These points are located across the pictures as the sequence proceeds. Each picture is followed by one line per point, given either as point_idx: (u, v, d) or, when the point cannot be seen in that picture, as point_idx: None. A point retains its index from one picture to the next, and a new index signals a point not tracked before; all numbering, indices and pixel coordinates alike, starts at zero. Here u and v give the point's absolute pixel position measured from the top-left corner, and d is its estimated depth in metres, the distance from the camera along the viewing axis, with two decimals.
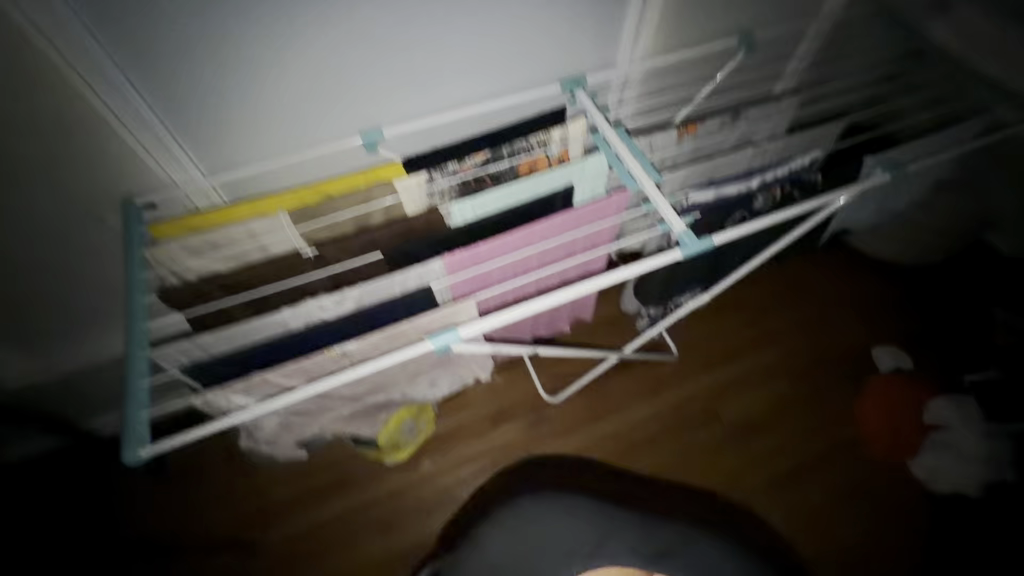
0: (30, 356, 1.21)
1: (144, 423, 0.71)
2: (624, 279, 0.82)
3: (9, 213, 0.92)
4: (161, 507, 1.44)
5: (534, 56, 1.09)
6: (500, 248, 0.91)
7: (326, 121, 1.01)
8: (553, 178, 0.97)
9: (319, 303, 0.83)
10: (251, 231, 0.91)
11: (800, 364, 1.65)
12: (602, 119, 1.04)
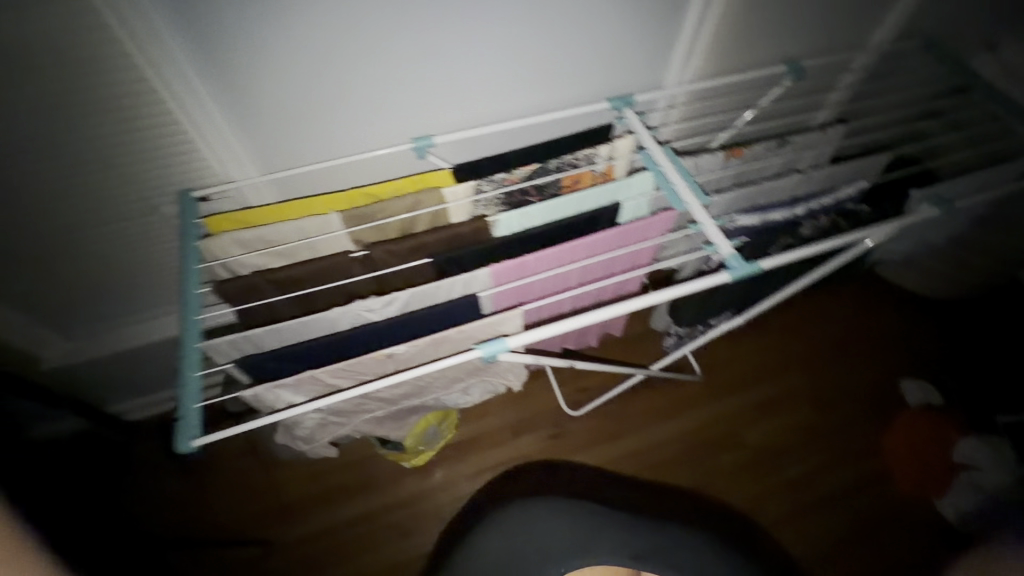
0: (70, 337, 1.23)
1: (196, 413, 0.72)
2: (670, 298, 0.85)
3: (67, 194, 0.94)
4: (181, 496, 1.45)
5: (586, 72, 1.09)
6: (545, 261, 0.92)
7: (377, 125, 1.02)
8: (600, 194, 0.97)
9: (366, 305, 0.83)
10: (301, 229, 0.93)
11: (826, 393, 1.62)
12: (650, 137, 1.04)
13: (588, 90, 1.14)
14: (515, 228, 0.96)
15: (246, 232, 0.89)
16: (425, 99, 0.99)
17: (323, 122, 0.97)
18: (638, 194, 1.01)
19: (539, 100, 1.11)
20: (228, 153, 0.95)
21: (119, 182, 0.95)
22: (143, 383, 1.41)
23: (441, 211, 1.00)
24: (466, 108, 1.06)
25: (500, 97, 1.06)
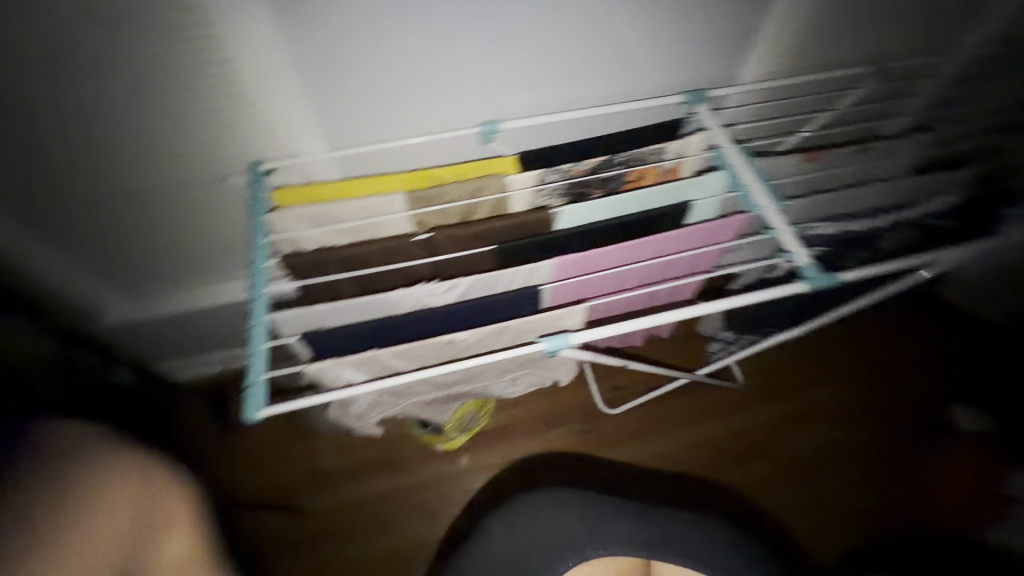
0: (128, 297, 1.25)
1: (263, 384, 0.73)
2: (740, 304, 0.84)
3: (139, 156, 0.94)
4: (215, 459, 1.47)
5: (660, 65, 1.05)
6: (611, 258, 0.89)
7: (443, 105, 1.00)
8: (669, 192, 0.94)
9: (429, 288, 0.83)
10: (365, 208, 0.93)
11: (874, 412, 1.56)
12: (725, 136, 0.99)
13: (659, 83, 1.10)
14: (580, 220, 0.95)
15: (313, 208, 0.90)
16: (495, 84, 0.97)
17: (389, 102, 0.95)
18: (708, 194, 0.97)
19: (610, 89, 1.07)
20: (298, 128, 0.95)
21: (194, 152, 0.96)
22: (192, 347, 1.45)
23: (504, 199, 0.99)
24: (536, 93, 1.03)
25: (571, 86, 1.03)
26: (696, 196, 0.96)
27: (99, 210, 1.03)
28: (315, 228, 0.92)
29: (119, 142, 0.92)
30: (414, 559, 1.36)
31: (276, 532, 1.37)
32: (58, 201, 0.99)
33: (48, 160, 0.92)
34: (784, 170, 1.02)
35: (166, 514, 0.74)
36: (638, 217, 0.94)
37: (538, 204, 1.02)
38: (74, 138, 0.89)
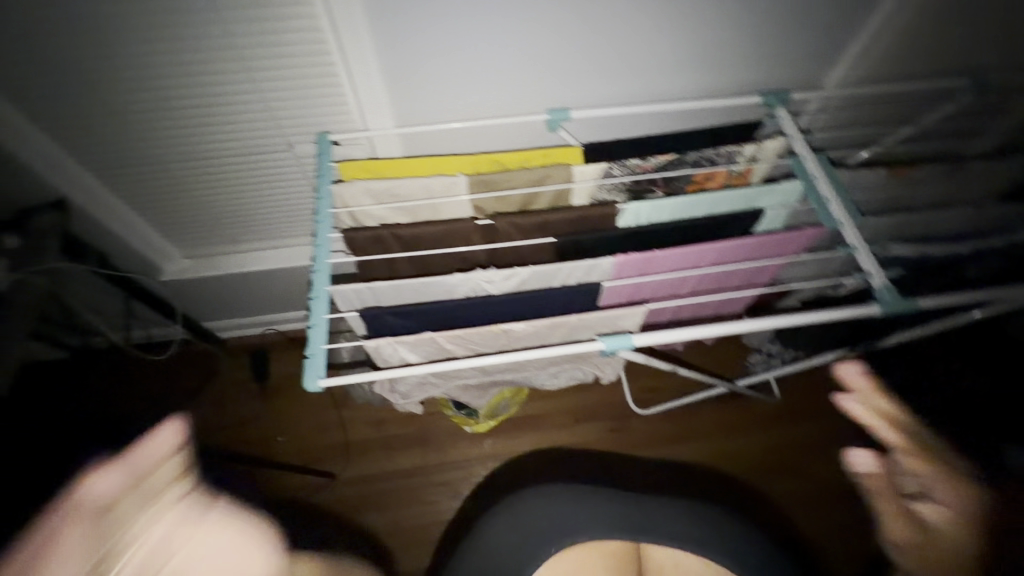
0: (184, 249, 1.28)
1: (322, 354, 0.75)
2: (809, 321, 0.80)
3: (211, 115, 0.94)
4: (245, 416, 1.47)
5: (741, 62, 1.00)
6: (674, 260, 0.87)
7: (514, 88, 0.96)
8: (739, 198, 0.92)
9: (488, 275, 0.83)
10: (428, 188, 0.92)
11: None
12: (804, 143, 0.95)
13: (737, 82, 1.05)
14: (638, 221, 0.93)
15: (377, 184, 0.90)
16: (568, 71, 0.95)
17: (458, 82, 0.93)
18: (778, 204, 0.94)
19: (687, 83, 1.02)
20: (368, 103, 0.94)
21: (269, 123, 0.97)
22: (240, 308, 1.50)
23: (567, 190, 0.96)
24: (609, 82, 0.99)
25: (645, 78, 1.00)
26: (766, 205, 0.93)
27: (173, 175, 1.06)
28: (378, 204, 0.92)
29: (198, 112, 0.93)
30: (432, 537, 1.37)
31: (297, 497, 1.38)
32: (136, 164, 1.02)
33: (130, 125, 0.94)
34: (864, 185, 0.96)
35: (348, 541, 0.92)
36: (706, 223, 0.90)
37: (598, 198, 1.00)
38: (157, 107, 0.91)
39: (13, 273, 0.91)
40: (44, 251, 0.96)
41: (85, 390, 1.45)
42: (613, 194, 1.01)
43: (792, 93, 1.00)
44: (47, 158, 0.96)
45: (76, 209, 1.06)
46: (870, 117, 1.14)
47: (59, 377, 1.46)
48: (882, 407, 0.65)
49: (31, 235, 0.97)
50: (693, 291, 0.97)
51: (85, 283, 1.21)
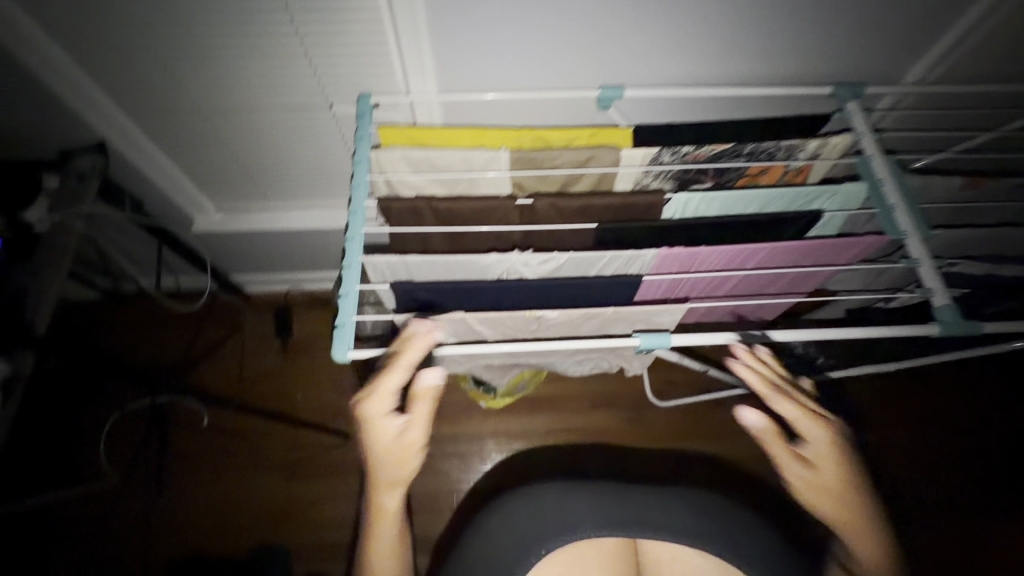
0: (217, 201, 1.28)
1: (352, 324, 0.73)
2: (863, 337, 0.75)
3: (250, 69, 0.91)
4: (267, 372, 1.50)
5: (813, 48, 0.93)
6: (719, 258, 0.82)
7: (566, 61, 0.91)
8: (794, 198, 0.86)
9: (524, 258, 0.81)
10: (467, 160, 0.89)
11: (944, 465, 1.45)
12: (875, 143, 0.88)
13: (805, 70, 0.98)
14: (682, 214, 0.87)
15: (417, 153, 0.87)
16: (625, 46, 0.89)
17: (509, 52, 0.88)
18: (838, 208, 0.88)
19: (753, 67, 0.95)
20: (414, 65, 0.89)
21: (310, 82, 0.94)
22: (267, 264, 1.50)
23: (612, 174, 0.92)
24: (669, 60, 0.92)
25: (707, 60, 0.93)
26: (824, 207, 0.88)
27: (211, 128, 1.04)
28: (415, 173, 0.89)
29: (239, 68, 0.90)
30: (442, 507, 1.39)
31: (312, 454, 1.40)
32: (175, 115, 1.00)
33: (171, 76, 0.91)
34: (935, 193, 0.89)
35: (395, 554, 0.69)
36: (762, 219, 0.84)
37: (642, 184, 0.94)
38: (197, 61, 0.88)
39: (52, 214, 0.92)
40: (83, 193, 0.95)
41: (116, 333, 1.49)
42: (658, 181, 0.95)
43: (867, 86, 0.92)
44: (87, 103, 0.95)
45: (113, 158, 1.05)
46: (949, 119, 1.05)
47: (94, 316, 1.51)
48: (766, 373, 0.76)
49: (70, 177, 0.97)
50: (731, 292, 0.95)
51: (119, 229, 1.22)
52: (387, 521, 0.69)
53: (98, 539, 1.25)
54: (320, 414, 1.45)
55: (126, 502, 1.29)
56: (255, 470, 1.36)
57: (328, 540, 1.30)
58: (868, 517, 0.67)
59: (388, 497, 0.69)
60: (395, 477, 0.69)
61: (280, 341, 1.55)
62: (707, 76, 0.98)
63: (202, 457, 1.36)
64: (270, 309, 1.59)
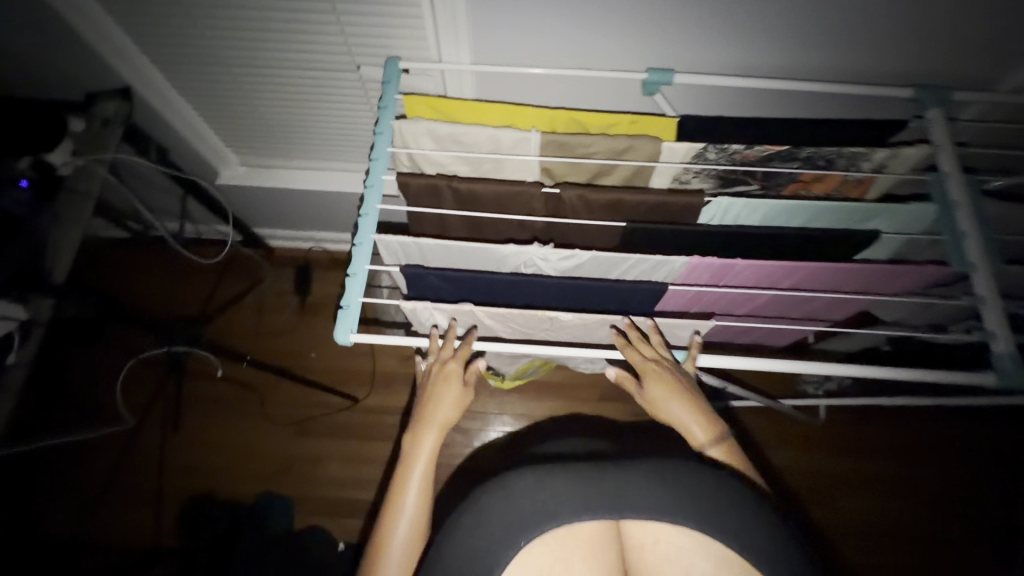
0: (243, 152, 1.25)
1: (357, 307, 0.71)
2: (904, 378, 0.68)
3: (276, 22, 0.85)
4: (283, 328, 1.51)
5: (896, 43, 0.81)
6: (755, 273, 0.76)
7: (614, 37, 0.82)
8: (849, 214, 0.78)
9: (543, 253, 0.76)
10: (495, 140, 0.82)
11: (963, 502, 1.38)
12: (954, 159, 0.77)
13: (883, 67, 0.86)
14: (721, 220, 0.82)
15: (443, 127, 0.81)
16: (680, 27, 0.80)
17: (551, 22, 0.80)
18: (896, 230, 0.80)
19: (824, 58, 0.85)
20: (447, 30, 0.82)
21: (337, 42, 0.89)
22: (290, 221, 1.49)
23: (649, 168, 0.84)
24: (730, 43, 0.83)
25: (771, 47, 0.83)
26: (881, 227, 0.80)
27: (237, 84, 1.01)
28: (439, 148, 0.84)
29: (265, 22, 0.85)
30: (440, 479, 1.40)
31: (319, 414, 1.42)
32: (201, 68, 0.97)
33: (200, 30, 0.88)
34: (1013, 223, 0.79)
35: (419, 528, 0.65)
36: (813, 234, 0.76)
37: (681, 181, 0.86)
38: (222, 11, 0.84)
39: (76, 158, 0.91)
40: (105, 141, 0.94)
41: (143, 276, 1.53)
42: (699, 180, 0.86)
43: (954, 92, 0.81)
44: (113, 47, 0.92)
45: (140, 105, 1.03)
46: None
47: (123, 255, 1.54)
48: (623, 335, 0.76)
49: (95, 121, 0.96)
50: (752, 311, 0.87)
51: (146, 176, 1.22)
52: (426, 459, 0.68)
53: (115, 470, 1.32)
54: (330, 375, 1.46)
55: (142, 440, 1.35)
56: (265, 421, 1.40)
57: (328, 496, 1.33)
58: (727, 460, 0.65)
59: (429, 439, 0.70)
60: (444, 425, 0.71)
61: (297, 299, 1.55)
62: (770, 66, 0.88)
63: (214, 404, 1.41)
64: (290, 266, 1.59)
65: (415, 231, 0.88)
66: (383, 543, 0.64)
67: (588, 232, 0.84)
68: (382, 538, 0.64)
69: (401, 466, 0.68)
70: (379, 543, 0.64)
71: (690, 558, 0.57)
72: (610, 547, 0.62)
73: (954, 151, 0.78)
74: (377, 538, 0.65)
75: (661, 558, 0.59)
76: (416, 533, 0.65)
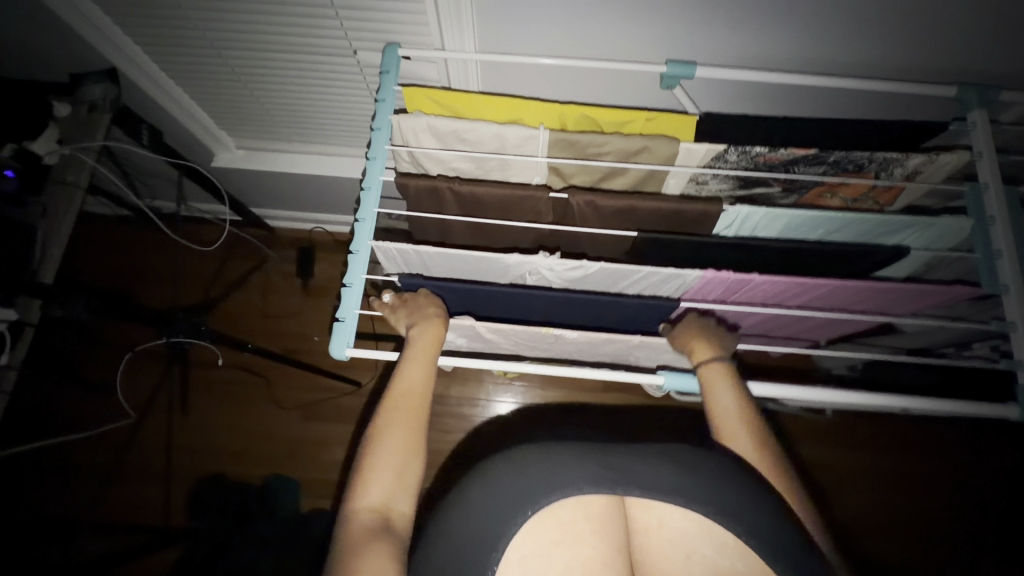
0: (239, 133, 1.20)
1: (354, 319, 0.67)
2: (918, 406, 0.67)
3: (265, 5, 0.79)
4: (285, 311, 1.50)
5: (941, 36, 0.74)
6: (767, 290, 0.73)
7: (630, 24, 0.75)
8: (874, 227, 0.74)
9: (550, 263, 0.73)
10: (500, 137, 0.77)
11: (965, 497, 1.37)
12: (996, 169, 0.71)
13: (923, 62, 0.79)
14: (737, 228, 0.76)
15: (444, 124, 0.75)
16: (704, 15, 0.73)
17: (560, 9, 0.73)
18: (922, 245, 0.76)
19: (858, 49, 0.77)
20: (449, 16, 0.76)
21: (332, 28, 0.83)
22: (291, 203, 1.45)
23: (663, 172, 0.79)
24: (758, 33, 0.75)
25: (802, 37, 0.76)
26: (907, 243, 0.76)
27: (228, 65, 0.95)
28: (440, 145, 0.79)
29: (255, 5, 0.80)
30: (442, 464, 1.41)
31: (320, 398, 1.42)
32: (189, 50, 0.92)
33: (186, 12, 0.83)
34: None
35: (406, 458, 0.57)
36: (838, 248, 0.71)
37: (695, 179, 0.81)
38: None
39: (63, 147, 0.88)
40: (94, 127, 0.90)
41: (147, 259, 1.52)
42: (717, 181, 0.82)
43: (1001, 92, 0.74)
44: (92, 25, 0.86)
45: (127, 85, 0.98)
46: None
47: (126, 235, 1.53)
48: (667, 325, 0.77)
49: (82, 106, 0.91)
50: (757, 324, 0.86)
51: (143, 159, 1.17)
52: (427, 340, 0.66)
53: (124, 453, 1.34)
54: (332, 361, 1.45)
55: (148, 431, 1.36)
56: (270, 405, 1.41)
57: (333, 479, 1.34)
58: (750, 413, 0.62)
59: (418, 364, 0.64)
60: (442, 317, 0.69)
61: (299, 281, 1.53)
62: (801, 56, 0.80)
63: (218, 390, 1.41)
64: (292, 248, 1.56)
65: (417, 233, 0.85)
66: (384, 424, 0.59)
67: (597, 238, 0.79)
68: (382, 419, 0.59)
69: (405, 350, 0.66)
70: (389, 407, 0.60)
71: (691, 540, 0.52)
72: (615, 524, 0.54)
73: (997, 159, 0.72)
74: (384, 412, 0.60)
75: (666, 540, 0.53)
76: (417, 421, 0.60)
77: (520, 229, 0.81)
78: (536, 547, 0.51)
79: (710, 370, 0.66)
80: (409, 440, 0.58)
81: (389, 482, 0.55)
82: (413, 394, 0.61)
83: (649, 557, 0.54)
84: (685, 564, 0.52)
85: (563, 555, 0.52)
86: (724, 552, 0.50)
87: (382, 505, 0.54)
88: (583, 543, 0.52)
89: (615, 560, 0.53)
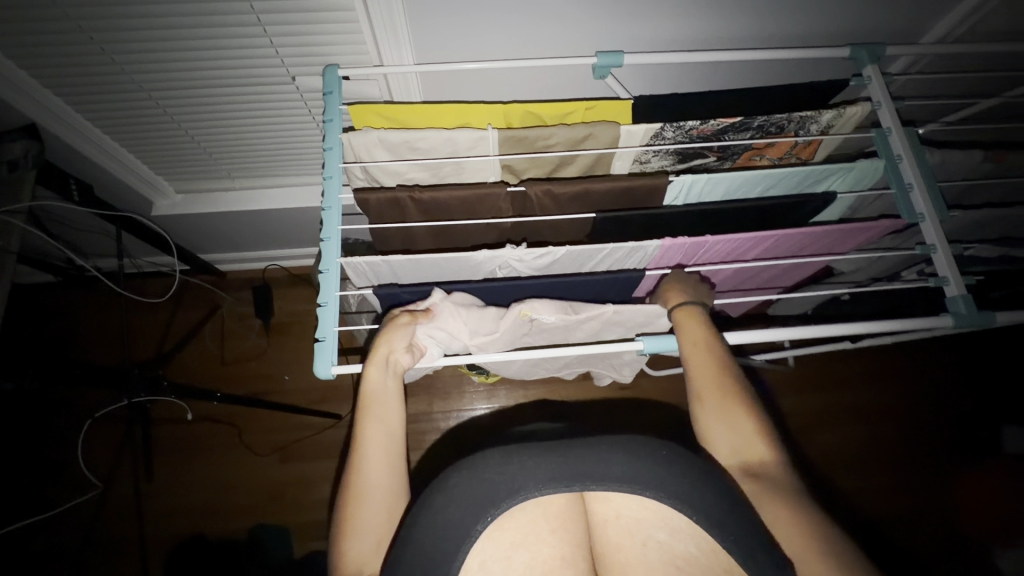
0: (179, 177, 1.16)
1: (334, 337, 0.66)
2: (869, 332, 0.73)
3: (193, 40, 0.79)
4: (249, 355, 1.44)
5: (826, 6, 0.83)
6: (720, 248, 0.79)
7: (557, 23, 0.80)
8: (802, 177, 0.81)
9: (518, 253, 0.75)
10: (451, 142, 0.79)
11: (918, 419, 1.49)
12: (895, 114, 0.79)
13: (815, 30, 0.89)
14: (684, 197, 0.81)
15: (394, 136, 0.76)
16: (624, 8, 0.78)
17: (490, 15, 0.77)
18: (847, 188, 0.83)
19: (762, 23, 0.85)
20: (385, 30, 0.77)
21: (268, 56, 0.83)
22: (240, 243, 1.41)
23: (609, 155, 0.84)
24: (672, 18, 0.82)
25: (713, 18, 0.83)
26: (833, 188, 0.83)
27: (160, 108, 0.92)
28: (393, 156, 0.80)
29: (181, 40, 0.79)
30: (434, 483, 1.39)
31: (298, 438, 1.36)
32: (114, 96, 0.89)
33: (111, 58, 0.81)
34: (954, 168, 0.83)
35: (382, 518, 0.59)
36: (773, 202, 0.78)
37: (639, 158, 0.86)
38: (127, 33, 0.76)
39: None
40: (21, 189, 0.85)
41: (91, 322, 1.43)
42: (658, 158, 0.87)
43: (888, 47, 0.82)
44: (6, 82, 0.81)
45: (51, 141, 0.94)
46: (960, 79, 0.98)
47: (64, 300, 1.45)
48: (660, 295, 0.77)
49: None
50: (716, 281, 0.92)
51: (75, 216, 1.12)
52: (382, 390, 0.65)
53: (92, 534, 1.24)
54: (306, 396, 1.40)
55: (119, 507, 1.27)
56: (248, 458, 1.34)
57: (324, 519, 1.29)
58: (718, 358, 0.67)
59: (382, 417, 0.63)
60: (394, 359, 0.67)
61: (259, 321, 1.48)
62: (715, 36, 0.87)
63: (187, 449, 1.34)
64: (248, 288, 1.52)
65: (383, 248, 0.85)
66: (360, 481, 0.59)
67: (558, 225, 0.82)
68: (355, 479, 0.60)
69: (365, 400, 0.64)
70: (361, 467, 0.60)
71: (647, 528, 0.56)
72: (575, 519, 0.58)
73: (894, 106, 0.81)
74: (356, 471, 0.60)
75: (623, 532, 0.57)
76: (391, 472, 0.61)
77: (483, 229, 0.83)
78: (496, 551, 0.55)
79: (684, 318, 0.71)
80: (387, 501, 0.60)
81: (371, 545, 0.58)
82: (382, 447, 0.61)
83: (608, 548, 0.58)
84: (642, 551, 0.56)
85: (524, 555, 0.55)
86: (679, 537, 0.55)
87: (365, 562, 0.57)
88: (543, 543, 0.56)
89: (576, 557, 0.57)
